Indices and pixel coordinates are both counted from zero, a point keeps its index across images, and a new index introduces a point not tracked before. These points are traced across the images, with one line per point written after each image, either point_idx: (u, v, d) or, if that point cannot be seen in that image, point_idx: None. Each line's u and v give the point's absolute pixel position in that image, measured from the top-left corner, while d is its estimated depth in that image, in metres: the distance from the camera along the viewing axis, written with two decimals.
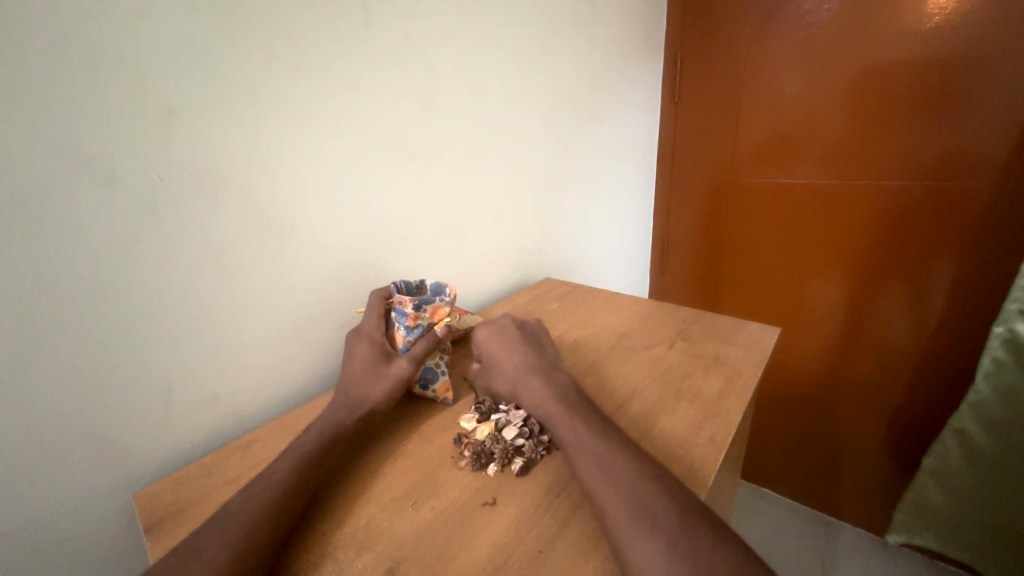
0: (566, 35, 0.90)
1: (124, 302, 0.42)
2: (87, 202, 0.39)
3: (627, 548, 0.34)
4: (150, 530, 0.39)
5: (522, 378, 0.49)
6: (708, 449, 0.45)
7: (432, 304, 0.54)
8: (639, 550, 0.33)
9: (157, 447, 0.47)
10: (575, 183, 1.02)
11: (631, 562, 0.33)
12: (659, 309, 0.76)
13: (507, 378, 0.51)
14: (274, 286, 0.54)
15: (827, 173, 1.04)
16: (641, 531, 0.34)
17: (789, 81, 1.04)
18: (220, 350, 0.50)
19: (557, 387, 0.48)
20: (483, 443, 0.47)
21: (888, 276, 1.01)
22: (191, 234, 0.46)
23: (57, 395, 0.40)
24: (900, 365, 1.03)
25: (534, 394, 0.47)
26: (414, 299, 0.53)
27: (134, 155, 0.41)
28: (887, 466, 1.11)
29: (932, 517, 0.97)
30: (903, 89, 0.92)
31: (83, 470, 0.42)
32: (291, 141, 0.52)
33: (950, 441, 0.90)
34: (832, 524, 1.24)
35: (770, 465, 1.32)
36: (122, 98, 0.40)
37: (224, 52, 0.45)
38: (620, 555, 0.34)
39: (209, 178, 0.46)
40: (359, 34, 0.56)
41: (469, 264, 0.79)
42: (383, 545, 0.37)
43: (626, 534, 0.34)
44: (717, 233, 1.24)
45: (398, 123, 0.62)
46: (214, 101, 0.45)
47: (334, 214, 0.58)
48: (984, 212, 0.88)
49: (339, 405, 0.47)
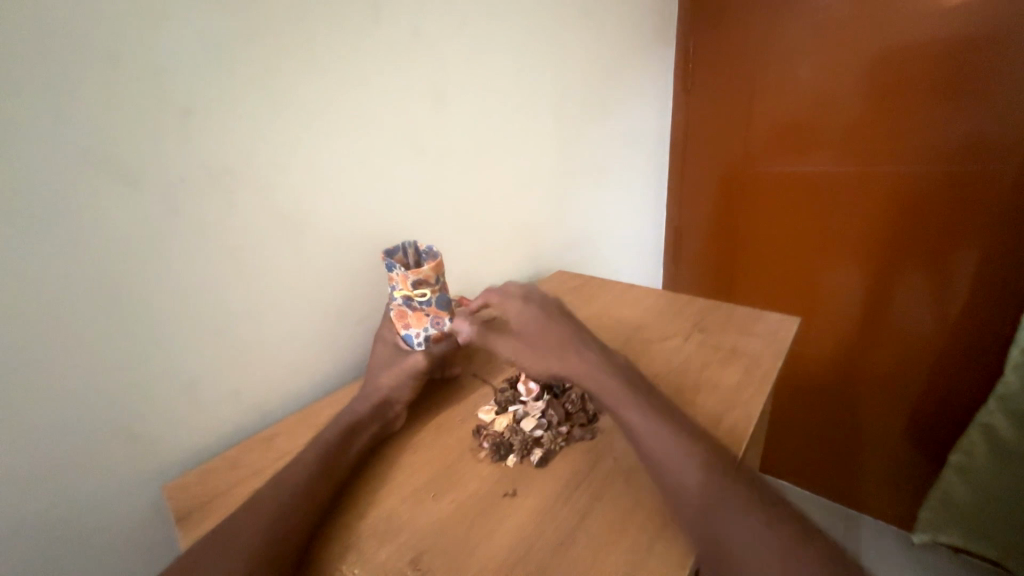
0: (575, 27, 0.88)
1: (150, 300, 0.44)
2: (109, 202, 0.40)
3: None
4: (178, 521, 0.40)
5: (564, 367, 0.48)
6: (729, 439, 0.45)
7: (397, 270, 0.50)
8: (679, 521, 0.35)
9: (184, 442, 0.48)
10: (586, 177, 1.01)
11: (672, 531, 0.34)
12: (674, 301, 0.75)
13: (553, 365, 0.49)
14: (292, 281, 0.55)
15: (845, 158, 1.01)
16: None
17: (806, 65, 1.01)
18: (239, 347, 0.51)
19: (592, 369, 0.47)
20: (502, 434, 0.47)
21: (908, 263, 0.98)
22: (208, 230, 0.46)
23: (86, 391, 0.41)
24: (923, 355, 1.01)
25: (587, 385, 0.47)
26: (387, 258, 0.51)
27: (155, 155, 0.42)
28: (908, 457, 1.09)
29: (958, 513, 0.95)
30: (924, 71, 0.89)
31: (112, 465, 0.43)
32: (305, 138, 0.52)
33: (976, 436, 0.88)
34: (852, 516, 1.22)
35: (788, 458, 1.30)
36: (143, 100, 0.41)
37: (237, 51, 0.45)
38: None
39: (227, 176, 0.47)
40: (371, 29, 0.56)
41: (482, 259, 0.79)
42: (407, 535, 0.38)
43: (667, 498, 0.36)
44: (732, 223, 1.22)
45: (409, 118, 0.62)
46: (229, 99, 0.46)
47: (347, 210, 0.58)
48: (1008, 196, 0.85)
49: (366, 399, 0.48)
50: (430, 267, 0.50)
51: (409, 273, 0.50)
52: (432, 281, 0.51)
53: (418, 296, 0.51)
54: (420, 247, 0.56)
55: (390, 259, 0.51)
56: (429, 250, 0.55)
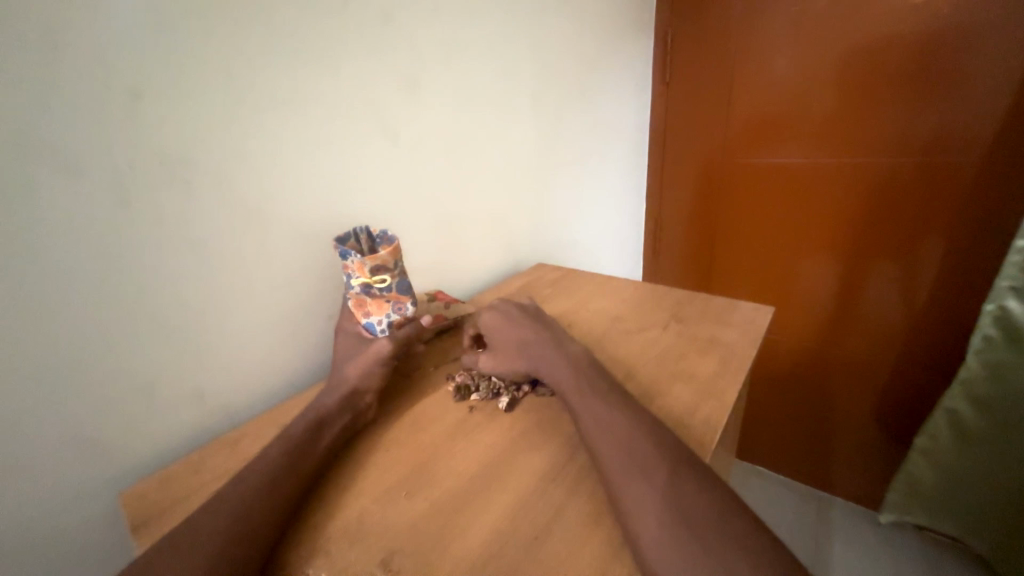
0: (552, 15, 0.87)
1: (102, 298, 0.41)
2: (49, 193, 0.37)
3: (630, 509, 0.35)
4: (134, 529, 0.38)
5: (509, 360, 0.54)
6: (705, 429, 0.45)
7: (352, 257, 0.49)
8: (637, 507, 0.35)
9: (142, 446, 0.46)
10: (565, 167, 1.00)
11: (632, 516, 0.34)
12: (651, 291, 0.75)
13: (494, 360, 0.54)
14: (258, 275, 0.52)
15: (819, 150, 1.03)
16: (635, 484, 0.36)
17: (783, 56, 1.02)
18: (201, 345, 0.49)
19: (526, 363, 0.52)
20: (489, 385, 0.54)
21: (878, 254, 1.01)
22: (163, 222, 0.44)
23: (31, 396, 0.38)
24: (892, 342, 1.04)
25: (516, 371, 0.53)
26: (339, 247, 0.49)
27: (100, 142, 0.39)
28: (877, 439, 1.13)
29: (922, 494, 0.99)
30: (896, 64, 0.90)
31: (61, 474, 0.41)
32: (270, 125, 0.50)
33: (941, 421, 0.92)
34: (824, 498, 1.26)
35: (764, 443, 1.34)
36: (84, 81, 0.37)
37: (191, 29, 0.42)
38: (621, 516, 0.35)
39: (183, 164, 0.44)
40: (338, 11, 0.53)
41: (458, 252, 0.78)
42: (378, 536, 0.37)
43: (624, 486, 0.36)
44: (710, 215, 1.23)
45: (381, 106, 0.60)
46: (182, 81, 0.43)
47: (316, 200, 0.56)
48: (970, 188, 0.88)
49: (334, 393, 0.47)
50: (387, 252, 0.50)
51: (365, 260, 0.49)
52: (390, 266, 0.50)
53: (378, 283, 0.50)
54: (373, 232, 0.54)
55: (341, 246, 0.51)
56: (384, 235, 0.53)
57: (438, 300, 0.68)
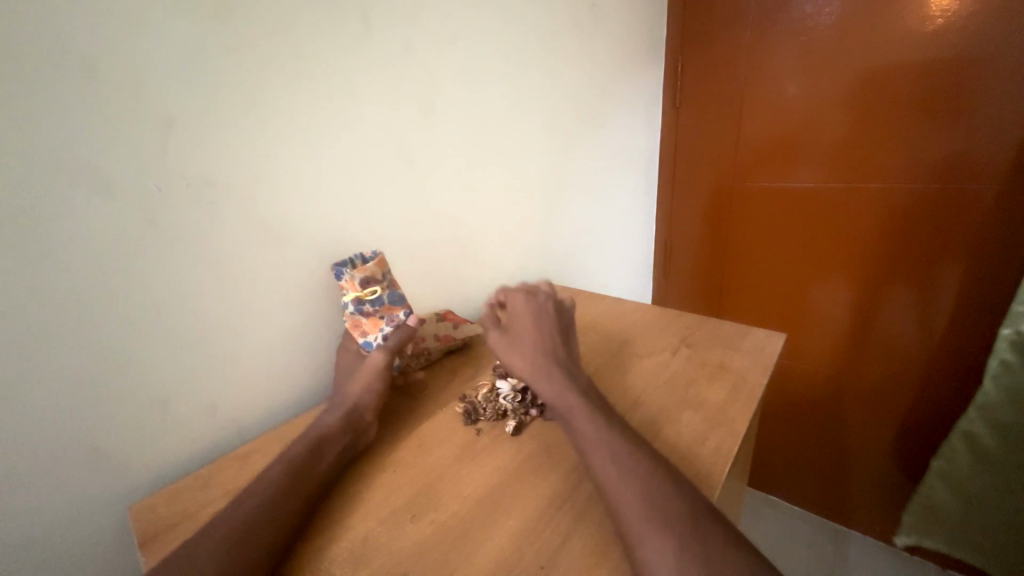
0: (566, 43, 0.89)
1: (125, 312, 0.42)
2: (83, 212, 0.39)
3: (641, 538, 0.34)
4: (143, 544, 0.39)
5: (540, 370, 0.46)
6: (715, 458, 0.44)
7: (344, 273, 0.53)
8: (647, 544, 0.34)
9: (154, 459, 0.47)
10: (577, 189, 1.02)
11: (637, 549, 0.34)
12: (661, 315, 0.75)
13: (528, 364, 0.47)
14: (275, 292, 0.54)
15: (832, 174, 1.03)
16: (646, 516, 0.35)
17: (792, 83, 1.03)
18: (216, 361, 0.50)
19: (568, 383, 0.45)
20: (497, 408, 0.54)
21: (896, 279, 0.99)
22: (188, 242, 0.45)
23: (51, 405, 0.39)
24: (911, 370, 1.01)
25: (551, 387, 0.45)
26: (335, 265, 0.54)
27: (129, 165, 0.41)
28: (895, 471, 1.09)
29: (941, 520, 0.95)
30: (908, 92, 0.91)
31: (74, 485, 0.41)
32: (292, 147, 0.52)
33: (958, 443, 0.89)
34: (841, 532, 1.22)
35: (778, 472, 1.30)
36: (121, 108, 0.40)
37: (221, 62, 0.45)
38: (632, 554, 0.34)
39: (208, 186, 0.46)
40: (361, 42, 0.56)
41: (470, 272, 0.79)
42: (381, 560, 0.37)
43: (631, 518, 0.35)
44: (721, 237, 1.23)
45: (397, 129, 0.62)
46: (210, 109, 0.45)
47: (335, 222, 0.58)
48: (988, 216, 0.87)
49: (343, 412, 0.47)
50: (375, 264, 0.55)
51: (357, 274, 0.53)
52: (379, 277, 0.55)
53: (369, 296, 0.54)
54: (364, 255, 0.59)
55: (337, 266, 0.53)
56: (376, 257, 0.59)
57: (446, 319, 0.68)
